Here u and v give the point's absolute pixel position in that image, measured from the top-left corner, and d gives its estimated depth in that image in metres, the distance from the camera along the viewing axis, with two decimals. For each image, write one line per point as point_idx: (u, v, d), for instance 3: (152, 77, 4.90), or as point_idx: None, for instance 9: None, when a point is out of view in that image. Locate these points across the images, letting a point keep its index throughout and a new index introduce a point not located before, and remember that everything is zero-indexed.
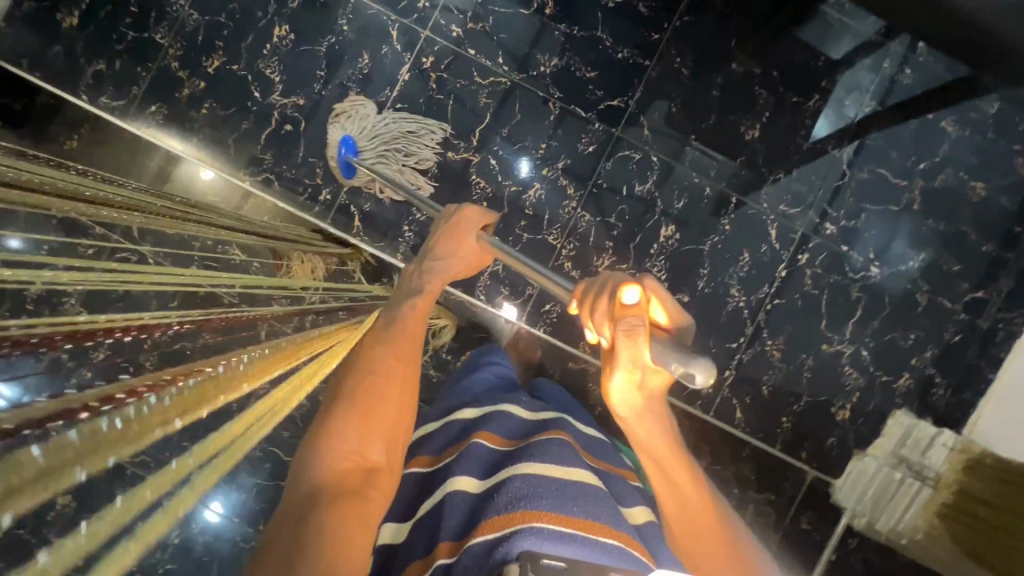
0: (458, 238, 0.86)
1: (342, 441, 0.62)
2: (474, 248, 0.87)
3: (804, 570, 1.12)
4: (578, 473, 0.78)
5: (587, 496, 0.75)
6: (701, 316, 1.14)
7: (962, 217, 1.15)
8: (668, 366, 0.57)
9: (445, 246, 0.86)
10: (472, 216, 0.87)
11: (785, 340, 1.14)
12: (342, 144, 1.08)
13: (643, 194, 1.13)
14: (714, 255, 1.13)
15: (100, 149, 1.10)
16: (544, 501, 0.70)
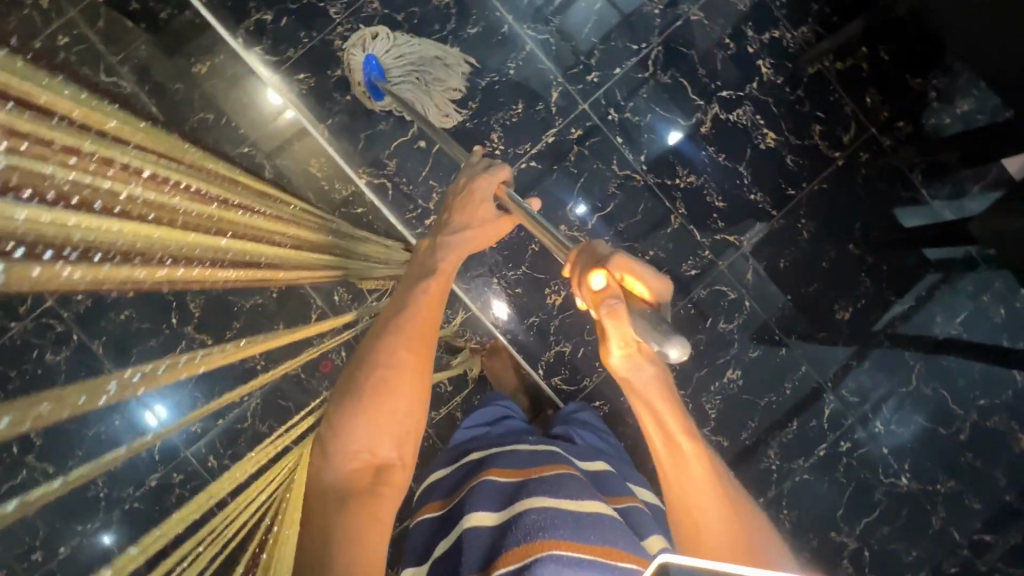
0: (476, 200, 0.82)
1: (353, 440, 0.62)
2: (499, 220, 0.82)
3: None
4: (590, 502, 0.73)
5: (603, 525, 0.69)
6: (732, 463, 1.15)
7: (998, 461, 1.18)
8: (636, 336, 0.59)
9: (462, 217, 0.81)
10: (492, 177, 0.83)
11: (799, 515, 1.16)
12: (368, 64, 1.04)
13: (722, 331, 1.15)
14: (766, 412, 1.15)
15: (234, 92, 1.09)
16: (557, 529, 0.65)
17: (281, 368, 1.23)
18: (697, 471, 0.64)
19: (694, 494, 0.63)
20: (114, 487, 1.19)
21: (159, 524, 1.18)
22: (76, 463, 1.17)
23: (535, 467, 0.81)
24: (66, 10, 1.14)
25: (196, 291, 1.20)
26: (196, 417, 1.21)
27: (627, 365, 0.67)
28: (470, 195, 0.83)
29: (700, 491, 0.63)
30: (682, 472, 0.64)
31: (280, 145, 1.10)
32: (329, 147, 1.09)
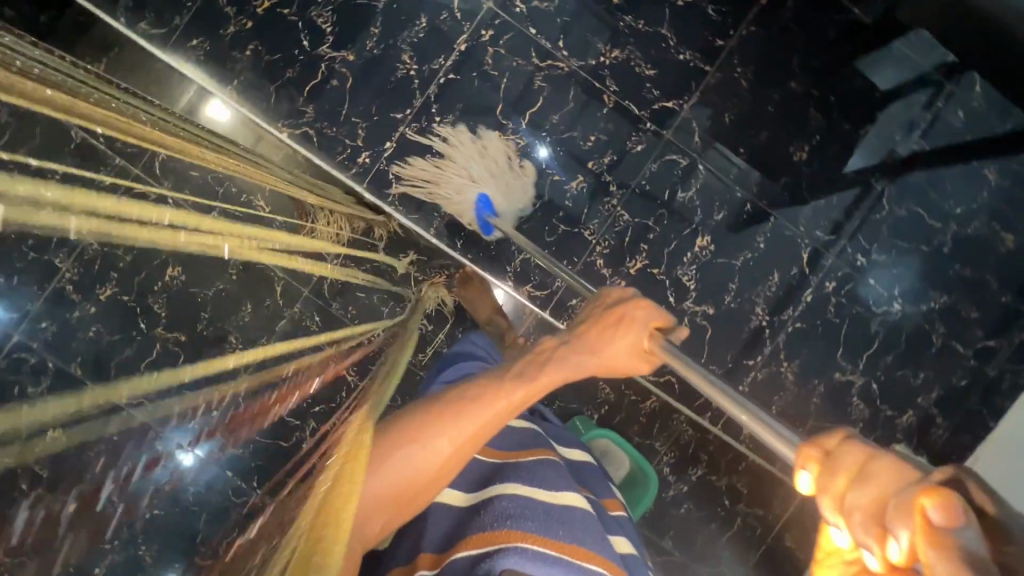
0: (599, 319, 0.67)
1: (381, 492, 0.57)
2: (623, 352, 0.65)
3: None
4: (568, 496, 0.70)
5: (575, 521, 0.67)
6: (723, 330, 1.14)
7: (987, 266, 1.16)
8: None
9: (591, 340, 0.65)
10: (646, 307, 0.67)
11: (800, 365, 1.15)
12: (479, 203, 1.09)
13: (682, 201, 1.13)
14: (744, 272, 1.14)
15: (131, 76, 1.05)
16: (528, 522, 0.62)
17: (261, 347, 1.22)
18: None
19: None
20: None
21: None
22: None
23: (518, 448, 0.78)
24: None
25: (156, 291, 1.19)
26: None
27: None
28: (607, 314, 0.67)
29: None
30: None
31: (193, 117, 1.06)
32: (247, 109, 1.05)
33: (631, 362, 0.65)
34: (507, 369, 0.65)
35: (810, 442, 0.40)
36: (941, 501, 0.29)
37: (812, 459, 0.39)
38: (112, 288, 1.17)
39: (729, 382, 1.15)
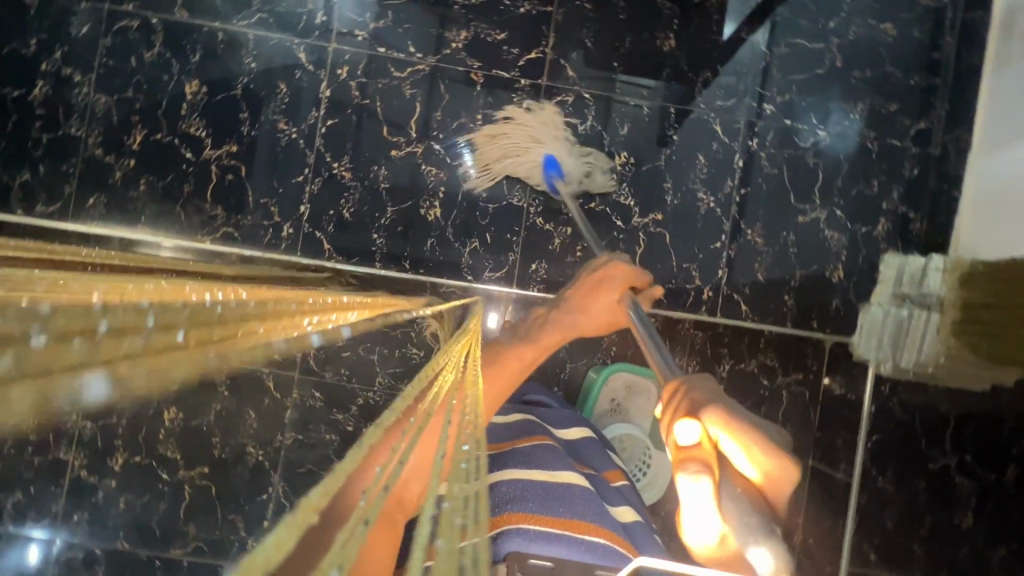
0: (596, 283, 0.93)
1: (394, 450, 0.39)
2: (606, 309, 0.93)
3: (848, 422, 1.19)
4: (562, 477, 0.79)
5: (571, 498, 0.75)
6: (679, 227, 1.16)
7: (883, 60, 1.19)
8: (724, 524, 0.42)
9: (581, 301, 0.94)
10: (621, 271, 0.92)
11: (763, 225, 1.17)
12: (548, 164, 1.11)
13: (585, 133, 1.16)
14: (672, 167, 1.16)
15: None
16: (529, 504, 0.69)
17: (279, 445, 1.22)
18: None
19: None
20: None
21: None
22: None
23: (513, 443, 0.84)
24: None
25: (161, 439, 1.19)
26: (245, 536, 1.21)
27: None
28: (593, 279, 0.94)
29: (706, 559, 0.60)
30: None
31: None
32: (166, 234, 1.08)
33: (613, 312, 0.93)
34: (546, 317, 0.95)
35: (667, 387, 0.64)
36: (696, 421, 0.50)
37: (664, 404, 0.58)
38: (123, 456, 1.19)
39: (708, 270, 1.16)
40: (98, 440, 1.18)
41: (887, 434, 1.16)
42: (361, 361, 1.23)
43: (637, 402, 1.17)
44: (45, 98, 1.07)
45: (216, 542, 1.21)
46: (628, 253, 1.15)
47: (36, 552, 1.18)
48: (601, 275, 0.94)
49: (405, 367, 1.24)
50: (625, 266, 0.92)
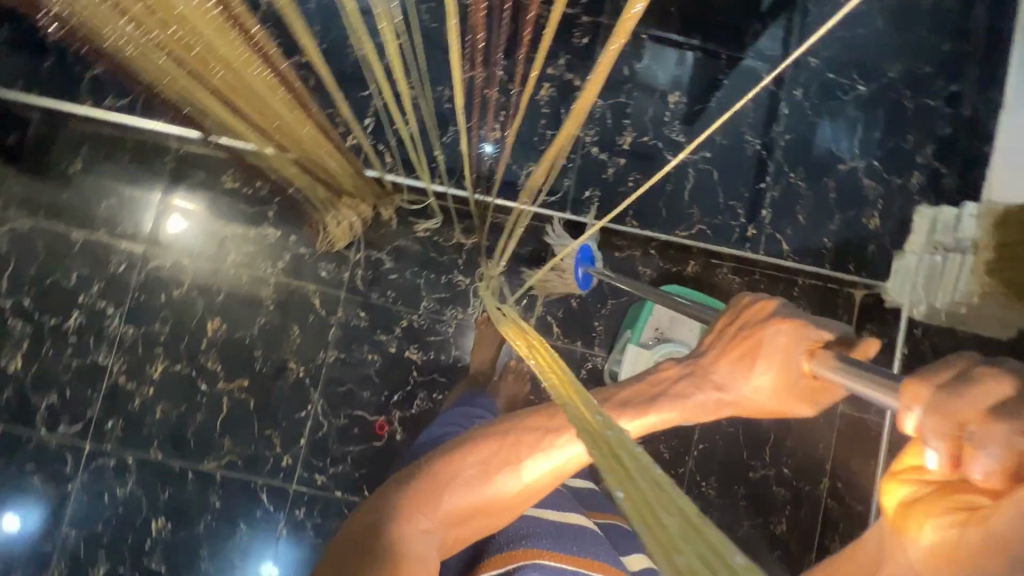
0: (760, 350, 0.46)
1: (464, 488, 0.48)
2: (773, 393, 0.46)
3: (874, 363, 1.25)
4: (573, 518, 0.73)
5: (582, 538, 0.69)
6: (726, 165, 1.22)
7: (922, 23, 1.26)
8: None
9: (728, 370, 0.48)
10: (808, 330, 0.45)
11: (804, 170, 1.23)
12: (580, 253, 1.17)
13: (638, 71, 1.21)
14: (723, 109, 1.22)
15: (121, 157, 1.19)
16: (542, 539, 0.64)
17: (321, 362, 1.22)
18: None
19: None
20: (252, 558, 1.17)
21: (314, 556, 1.18)
22: (205, 561, 1.15)
23: None
24: None
25: (204, 348, 1.20)
26: (281, 452, 1.20)
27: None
28: (745, 334, 0.48)
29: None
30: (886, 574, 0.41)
31: (187, 168, 1.21)
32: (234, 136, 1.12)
33: (808, 400, 0.46)
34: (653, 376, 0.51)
35: (923, 377, 0.33)
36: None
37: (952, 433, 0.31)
38: (162, 363, 1.19)
39: (751, 208, 1.22)
40: (140, 344, 1.19)
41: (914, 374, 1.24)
42: (408, 285, 1.25)
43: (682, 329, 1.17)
44: None
45: (251, 456, 1.19)
46: (677, 188, 1.20)
47: (67, 458, 1.16)
48: (764, 329, 0.47)
49: (451, 293, 1.25)
50: (811, 324, 0.45)
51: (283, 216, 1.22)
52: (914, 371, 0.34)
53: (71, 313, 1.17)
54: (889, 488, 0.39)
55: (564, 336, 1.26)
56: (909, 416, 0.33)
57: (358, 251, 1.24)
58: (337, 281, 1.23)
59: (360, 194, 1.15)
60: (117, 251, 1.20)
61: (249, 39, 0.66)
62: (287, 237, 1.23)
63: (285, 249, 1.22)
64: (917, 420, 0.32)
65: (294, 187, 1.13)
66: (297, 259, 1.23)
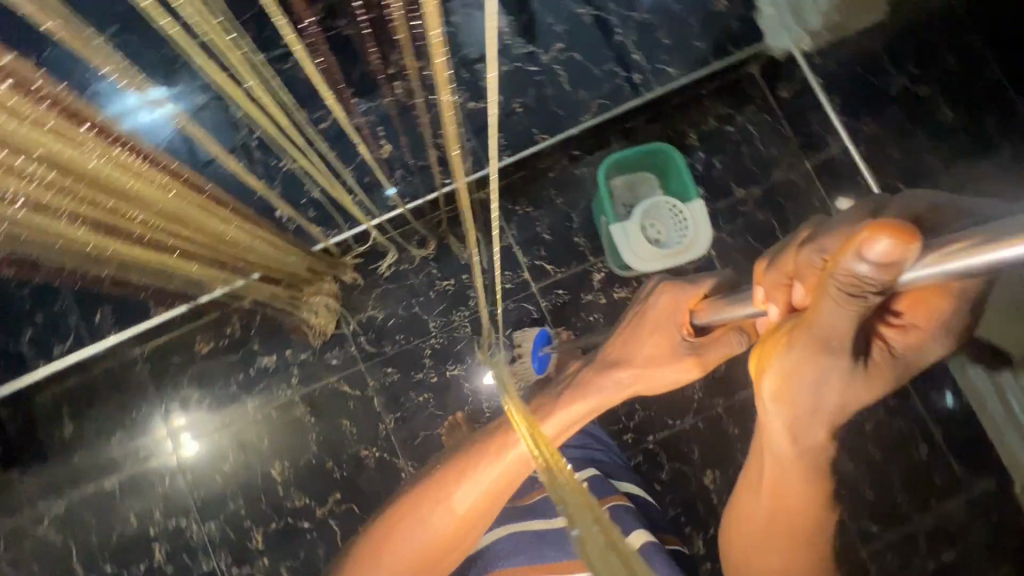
0: (660, 321, 0.81)
1: (414, 533, 0.71)
2: (650, 358, 0.80)
3: (799, 110, 1.35)
4: (556, 516, 0.78)
5: (555, 537, 0.76)
6: (579, 43, 1.29)
7: None
8: (858, 267, 0.45)
9: (631, 352, 0.82)
10: (680, 289, 0.82)
11: (641, 3, 1.30)
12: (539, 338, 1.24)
13: (460, 19, 1.26)
14: (545, 1, 1.28)
15: (97, 396, 1.19)
16: (517, 556, 0.76)
17: (386, 432, 1.23)
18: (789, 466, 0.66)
19: (784, 522, 0.69)
20: None
21: None
22: None
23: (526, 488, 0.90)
24: None
25: (283, 492, 1.20)
26: None
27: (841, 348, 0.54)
28: (652, 317, 0.82)
29: (806, 419, 0.61)
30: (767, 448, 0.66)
31: (159, 361, 1.21)
32: (182, 302, 1.15)
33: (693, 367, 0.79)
34: (587, 380, 0.82)
35: (762, 259, 0.62)
36: (907, 246, 0.43)
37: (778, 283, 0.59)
38: (258, 530, 1.18)
39: (622, 62, 1.30)
40: (227, 529, 1.18)
41: (841, 93, 1.33)
42: (409, 318, 1.27)
43: (643, 189, 1.26)
44: None
45: None
46: (556, 88, 1.28)
47: None
48: (650, 303, 0.83)
49: (449, 299, 1.28)
50: (685, 285, 0.81)
51: (267, 336, 1.23)
52: (766, 258, 0.62)
53: (153, 548, 1.16)
54: (761, 349, 0.60)
55: (557, 266, 1.32)
56: (762, 284, 0.61)
57: (349, 325, 1.26)
58: (351, 358, 1.25)
59: (316, 274, 1.18)
60: (153, 469, 1.19)
61: (141, 156, 0.64)
62: (283, 355, 1.24)
63: (289, 366, 1.24)
64: (764, 287, 0.60)
65: (258, 305, 1.16)
66: (306, 365, 1.24)
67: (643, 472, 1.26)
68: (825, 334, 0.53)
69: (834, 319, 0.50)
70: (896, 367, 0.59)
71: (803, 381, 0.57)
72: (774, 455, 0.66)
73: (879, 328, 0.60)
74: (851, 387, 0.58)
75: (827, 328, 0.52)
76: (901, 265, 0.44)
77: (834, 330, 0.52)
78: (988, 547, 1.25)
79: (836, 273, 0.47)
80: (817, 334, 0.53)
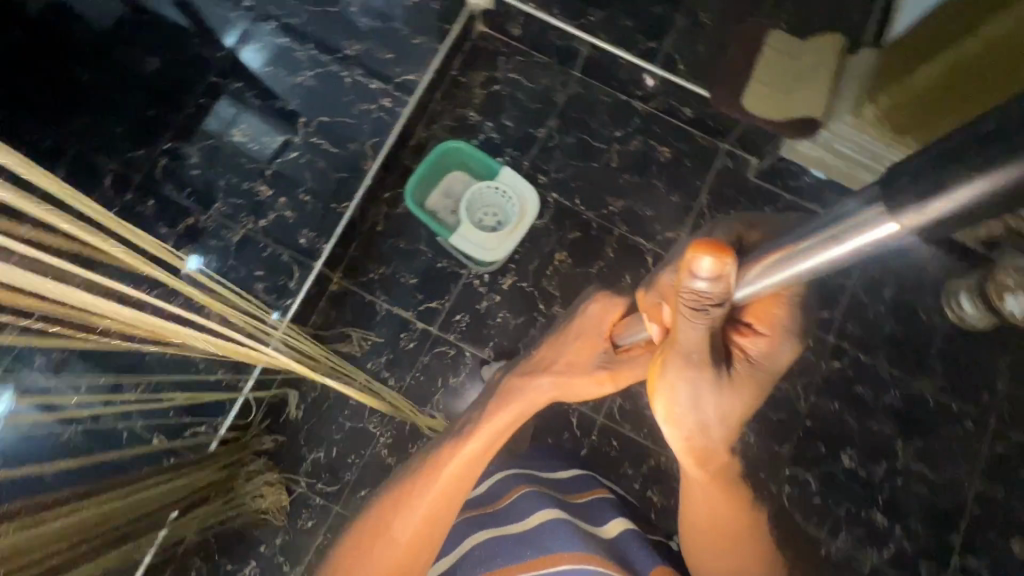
0: (586, 329, 0.81)
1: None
2: (571, 366, 0.80)
3: (535, 37, 1.41)
4: (536, 518, 0.85)
5: (532, 540, 0.83)
6: (319, 107, 1.28)
7: None
8: (696, 283, 0.50)
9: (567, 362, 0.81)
10: (610, 298, 0.82)
11: (346, 40, 1.31)
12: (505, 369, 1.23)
13: (202, 158, 1.23)
14: (266, 95, 1.27)
15: None
16: (499, 559, 0.82)
17: None
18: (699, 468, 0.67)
19: (712, 522, 0.71)
20: None
21: None
22: None
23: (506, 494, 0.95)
24: None
25: None
26: None
27: (702, 357, 0.57)
28: (583, 331, 0.82)
29: (699, 438, 0.64)
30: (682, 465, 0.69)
31: None
32: None
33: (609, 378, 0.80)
34: (488, 413, 0.79)
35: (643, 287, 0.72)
36: (723, 260, 0.49)
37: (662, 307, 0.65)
38: None
39: (366, 96, 1.30)
40: None
41: None
42: (349, 437, 1.23)
43: (458, 186, 1.25)
44: None
45: None
46: (327, 157, 1.26)
47: None
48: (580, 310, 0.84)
49: (370, 392, 1.26)
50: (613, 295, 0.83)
51: (230, 545, 1.16)
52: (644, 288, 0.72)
53: None
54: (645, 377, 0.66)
55: (439, 299, 1.31)
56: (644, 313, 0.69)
57: (301, 480, 1.21)
58: (323, 507, 1.20)
59: (233, 464, 1.13)
60: None
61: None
62: (261, 552, 1.17)
63: (273, 558, 1.17)
64: (644, 308, 0.69)
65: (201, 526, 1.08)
66: (288, 546, 1.18)
67: (629, 409, 1.29)
68: (684, 348, 0.57)
69: (694, 332, 0.56)
70: (761, 372, 0.60)
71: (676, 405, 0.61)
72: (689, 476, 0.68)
73: (735, 336, 0.62)
74: (724, 396, 0.60)
75: (685, 341, 0.57)
76: (723, 278, 0.50)
77: (698, 344, 0.57)
78: (909, 263, 1.37)
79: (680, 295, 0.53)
80: (681, 351, 0.58)
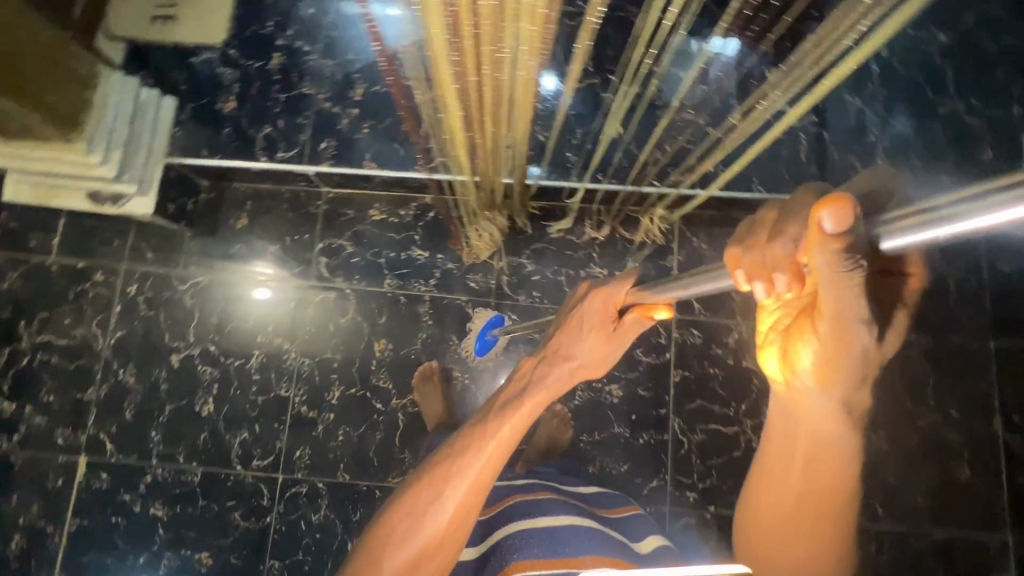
0: (595, 322, 0.83)
1: (404, 545, 0.74)
2: (595, 344, 0.84)
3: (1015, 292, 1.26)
4: (565, 518, 0.89)
5: (574, 535, 0.85)
6: (831, 125, 1.28)
7: None
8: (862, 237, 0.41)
9: (591, 346, 0.84)
10: (611, 289, 0.82)
11: (908, 118, 1.28)
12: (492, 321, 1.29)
13: None
14: None
15: (269, 215, 1.33)
16: (531, 549, 0.82)
17: (484, 367, 1.29)
18: (817, 421, 0.61)
19: (804, 516, 0.65)
20: None
21: None
22: None
23: (531, 492, 0.98)
24: (120, 267, 1.30)
25: (375, 370, 1.28)
26: None
27: (861, 328, 0.50)
28: (595, 318, 0.84)
29: (851, 390, 0.57)
30: (801, 415, 0.62)
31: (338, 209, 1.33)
32: (420, 167, 1.21)
33: (618, 345, 0.84)
34: (512, 408, 0.79)
35: (734, 245, 0.54)
36: (850, 213, 0.40)
37: (736, 256, 0.53)
38: (339, 388, 1.26)
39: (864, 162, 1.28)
40: (318, 375, 1.27)
41: None
42: (551, 283, 1.32)
43: None
44: (282, 66, 1.25)
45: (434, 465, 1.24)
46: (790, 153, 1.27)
47: (267, 492, 1.21)
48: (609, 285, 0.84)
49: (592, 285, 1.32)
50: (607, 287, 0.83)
51: (430, 232, 1.32)
52: (733, 241, 0.54)
53: (251, 355, 1.27)
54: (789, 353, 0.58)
55: (706, 310, 1.30)
56: (741, 268, 0.52)
57: (499, 259, 1.33)
58: (485, 289, 1.31)
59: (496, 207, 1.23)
60: (288, 298, 1.30)
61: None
62: (433, 254, 1.32)
63: (430, 267, 1.32)
64: (748, 259, 0.52)
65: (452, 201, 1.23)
66: (446, 274, 1.32)
67: (687, 532, 1.23)
68: (838, 312, 0.49)
69: (852, 303, 0.48)
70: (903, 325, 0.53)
71: (832, 361, 0.55)
72: (815, 441, 0.62)
73: (879, 292, 0.53)
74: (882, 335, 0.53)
75: (834, 306, 0.48)
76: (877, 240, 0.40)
77: (847, 310, 0.49)
78: None
79: (824, 271, 0.44)
80: (836, 318, 0.50)
